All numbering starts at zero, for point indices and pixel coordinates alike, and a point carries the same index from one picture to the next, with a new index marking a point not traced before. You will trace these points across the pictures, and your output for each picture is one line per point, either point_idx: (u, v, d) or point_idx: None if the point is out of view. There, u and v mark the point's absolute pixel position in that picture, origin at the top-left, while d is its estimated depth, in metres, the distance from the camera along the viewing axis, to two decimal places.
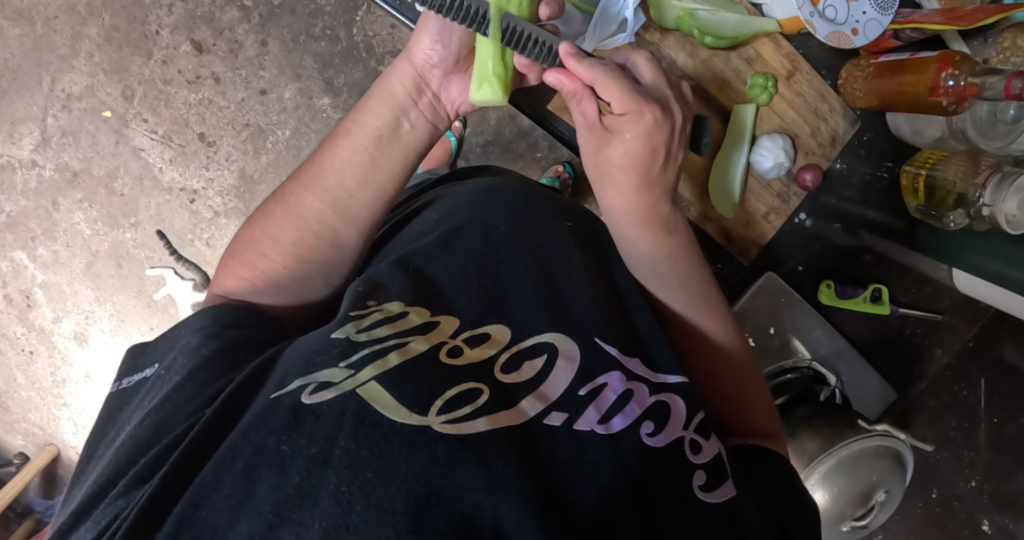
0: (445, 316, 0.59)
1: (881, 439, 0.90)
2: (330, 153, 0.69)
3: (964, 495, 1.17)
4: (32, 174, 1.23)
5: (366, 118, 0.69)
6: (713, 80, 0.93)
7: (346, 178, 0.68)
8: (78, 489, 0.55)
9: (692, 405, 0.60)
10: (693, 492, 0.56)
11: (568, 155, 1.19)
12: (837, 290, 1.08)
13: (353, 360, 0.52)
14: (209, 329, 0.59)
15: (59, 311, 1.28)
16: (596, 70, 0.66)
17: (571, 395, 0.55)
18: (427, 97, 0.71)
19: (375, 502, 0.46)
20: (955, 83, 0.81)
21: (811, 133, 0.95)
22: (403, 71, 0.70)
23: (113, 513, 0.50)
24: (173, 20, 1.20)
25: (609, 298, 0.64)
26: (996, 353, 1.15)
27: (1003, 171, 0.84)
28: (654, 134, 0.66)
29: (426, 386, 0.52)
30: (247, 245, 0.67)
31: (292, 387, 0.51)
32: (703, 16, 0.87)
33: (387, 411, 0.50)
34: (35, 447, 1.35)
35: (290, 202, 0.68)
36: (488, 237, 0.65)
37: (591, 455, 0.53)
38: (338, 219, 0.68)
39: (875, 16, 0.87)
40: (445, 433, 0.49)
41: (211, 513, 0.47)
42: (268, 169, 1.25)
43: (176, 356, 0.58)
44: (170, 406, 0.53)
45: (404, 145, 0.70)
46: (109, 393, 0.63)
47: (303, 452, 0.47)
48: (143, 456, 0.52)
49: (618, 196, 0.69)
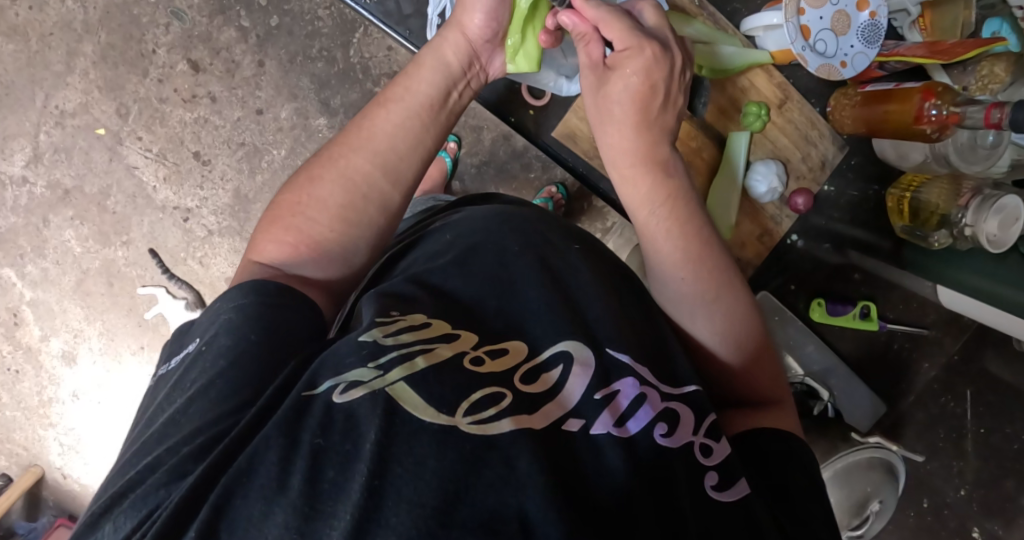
0: (465, 331, 0.60)
1: (873, 451, 0.97)
2: (378, 117, 0.71)
3: (954, 503, 1.21)
4: (23, 191, 1.23)
5: (418, 85, 0.73)
6: (710, 108, 0.97)
7: (394, 141, 0.70)
8: (111, 476, 0.57)
9: (704, 408, 0.63)
10: (705, 491, 0.59)
11: (561, 175, 1.22)
12: (828, 308, 1.11)
13: (382, 361, 0.54)
14: (249, 304, 0.60)
15: (47, 329, 1.27)
16: (603, 12, 0.73)
17: (588, 400, 0.58)
18: (476, 70, 0.78)
19: (406, 497, 0.48)
20: (937, 112, 0.87)
21: (802, 158, 0.99)
22: (456, 41, 0.77)
23: (154, 502, 0.51)
24: (170, 39, 1.21)
25: (625, 315, 0.66)
26: (980, 365, 1.20)
27: (983, 195, 0.89)
28: (652, 70, 0.72)
29: (452, 390, 0.54)
30: (291, 208, 0.67)
31: (322, 388, 0.53)
32: (707, 49, 0.92)
33: (416, 411, 0.52)
34: (18, 468, 1.33)
35: (338, 164, 0.68)
36: (503, 257, 0.67)
37: (608, 457, 0.55)
38: (384, 181, 0.69)
39: (863, 49, 0.92)
40: (470, 433, 0.52)
41: (245, 502, 0.49)
42: (263, 188, 1.26)
43: (215, 333, 0.59)
44: (216, 395, 0.55)
45: (451, 113, 0.75)
46: (153, 375, 0.64)
47: (339, 448, 0.50)
48: (184, 446, 0.53)
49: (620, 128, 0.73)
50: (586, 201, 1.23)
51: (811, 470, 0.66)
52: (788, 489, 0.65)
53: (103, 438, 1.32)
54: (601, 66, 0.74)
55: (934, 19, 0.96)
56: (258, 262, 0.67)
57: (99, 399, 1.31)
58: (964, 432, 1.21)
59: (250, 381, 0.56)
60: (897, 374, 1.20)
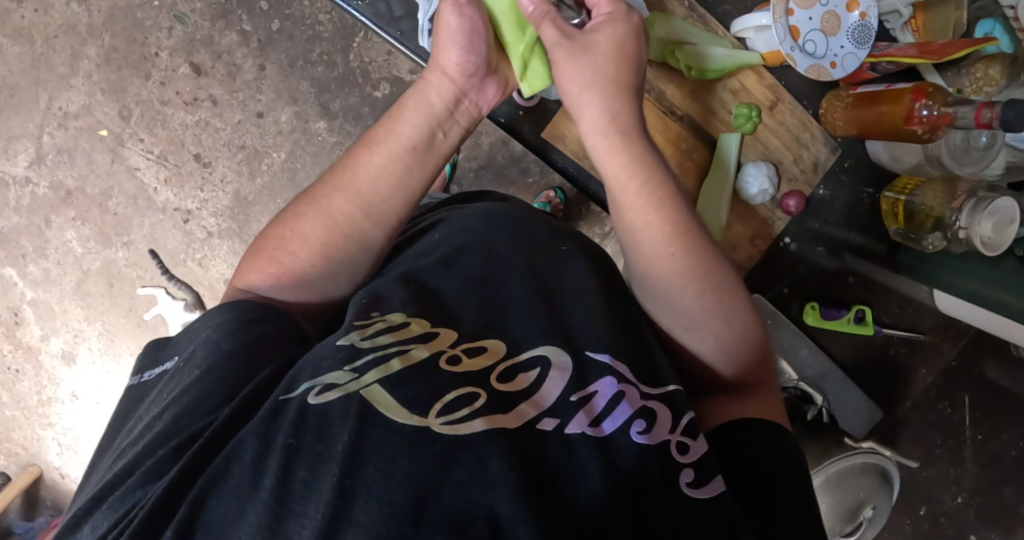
0: (446, 328, 0.63)
1: (866, 457, 0.97)
2: (362, 161, 0.74)
3: (953, 511, 1.19)
4: (26, 192, 1.25)
5: (402, 129, 0.75)
6: (699, 109, 0.96)
7: (376, 184, 0.73)
8: (95, 482, 0.61)
9: (681, 408, 0.64)
10: (681, 488, 0.59)
11: (560, 181, 1.23)
12: (822, 312, 1.10)
13: (357, 365, 0.57)
14: (229, 320, 0.64)
15: (48, 329, 1.28)
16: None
17: (563, 402, 0.59)
18: (465, 105, 0.79)
19: (376, 496, 0.50)
20: (929, 113, 0.86)
21: (793, 160, 0.98)
22: (439, 82, 0.77)
23: (132, 502, 0.55)
24: (172, 43, 1.23)
25: (610, 309, 0.68)
26: (979, 372, 1.18)
27: (977, 197, 0.87)
28: (624, 40, 0.76)
29: (427, 390, 0.56)
30: (274, 242, 0.72)
31: (298, 390, 0.56)
32: (692, 48, 0.92)
33: (389, 412, 0.54)
34: (17, 467, 1.34)
35: (320, 205, 0.72)
36: (489, 256, 0.70)
37: (580, 456, 0.56)
38: (366, 222, 0.73)
39: (852, 50, 0.91)
40: (443, 433, 0.54)
41: (219, 504, 0.52)
42: (262, 192, 1.27)
43: (195, 350, 0.64)
44: (189, 400, 0.59)
45: (438, 153, 0.77)
46: (129, 386, 0.70)
47: (312, 450, 0.52)
48: (160, 449, 0.57)
49: (592, 62, 0.75)
50: (584, 207, 1.23)
51: (783, 452, 0.67)
52: (771, 488, 0.65)
53: (100, 440, 1.33)
54: (575, 33, 0.76)
55: (926, 22, 0.96)
56: (241, 289, 0.71)
57: (98, 400, 1.31)
58: (962, 439, 1.19)
59: (223, 390, 0.60)
60: (895, 380, 1.18)
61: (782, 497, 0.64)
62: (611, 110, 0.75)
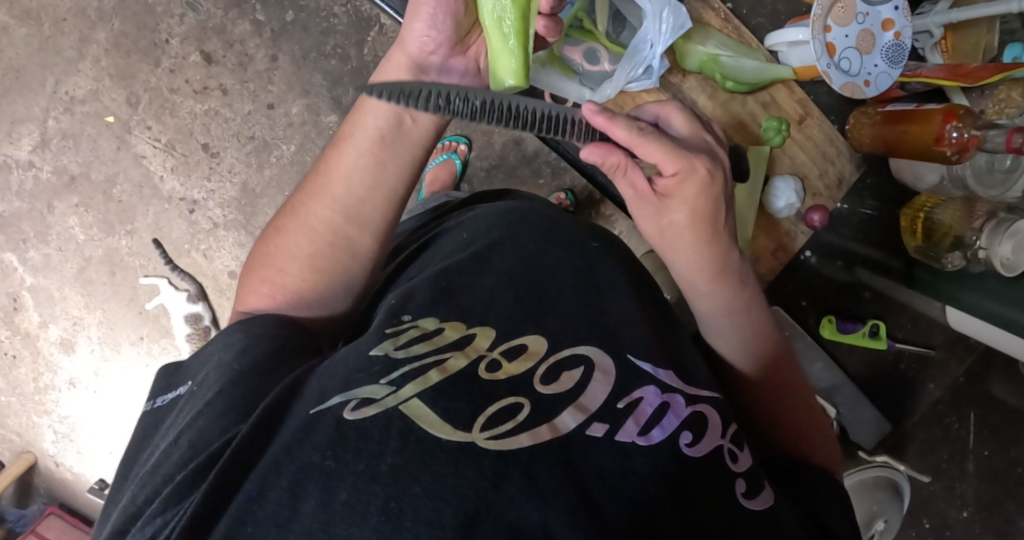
0: (480, 327, 0.64)
1: (880, 470, 1.06)
2: (333, 162, 0.72)
3: (956, 525, 1.22)
4: (28, 176, 1.23)
5: (365, 120, 0.70)
6: (731, 122, 0.98)
7: (350, 185, 0.71)
8: (116, 510, 0.61)
9: (726, 417, 0.64)
10: (736, 498, 0.59)
11: (570, 182, 1.22)
12: (838, 325, 1.11)
13: (392, 378, 0.58)
14: (243, 343, 0.66)
15: (47, 316, 1.27)
16: (635, 133, 0.64)
17: (611, 408, 0.59)
18: (427, 85, 0.72)
19: (424, 517, 0.51)
20: (958, 135, 0.86)
21: (818, 175, 1.01)
22: (399, 61, 0.71)
23: (153, 530, 0.54)
24: (184, 30, 1.21)
25: (649, 311, 0.72)
26: (986, 388, 1.19)
27: (998, 219, 0.90)
28: (710, 185, 0.66)
29: (468, 404, 0.57)
30: (263, 260, 0.73)
31: (332, 403, 0.57)
32: (723, 60, 0.94)
33: (431, 429, 0.55)
34: (11, 454, 1.32)
35: (300, 215, 0.72)
36: (519, 255, 0.70)
37: (634, 465, 0.56)
38: (349, 227, 0.71)
39: (886, 69, 0.92)
40: (489, 448, 0.54)
41: (256, 529, 0.51)
42: (270, 183, 1.25)
43: (208, 373, 0.65)
44: (203, 425, 0.59)
45: (409, 141, 0.71)
46: (143, 412, 0.70)
47: (352, 470, 0.52)
48: (179, 474, 0.57)
49: (664, 220, 0.68)
50: (594, 209, 1.23)
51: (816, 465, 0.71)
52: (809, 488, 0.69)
53: (98, 429, 1.31)
54: (650, 191, 0.67)
55: (955, 42, 0.97)
56: (243, 313, 0.73)
57: (95, 389, 1.30)
58: (966, 453, 1.21)
59: (234, 409, 0.59)
60: (904, 395, 1.19)
61: (811, 481, 0.69)
62: (710, 258, 0.70)
